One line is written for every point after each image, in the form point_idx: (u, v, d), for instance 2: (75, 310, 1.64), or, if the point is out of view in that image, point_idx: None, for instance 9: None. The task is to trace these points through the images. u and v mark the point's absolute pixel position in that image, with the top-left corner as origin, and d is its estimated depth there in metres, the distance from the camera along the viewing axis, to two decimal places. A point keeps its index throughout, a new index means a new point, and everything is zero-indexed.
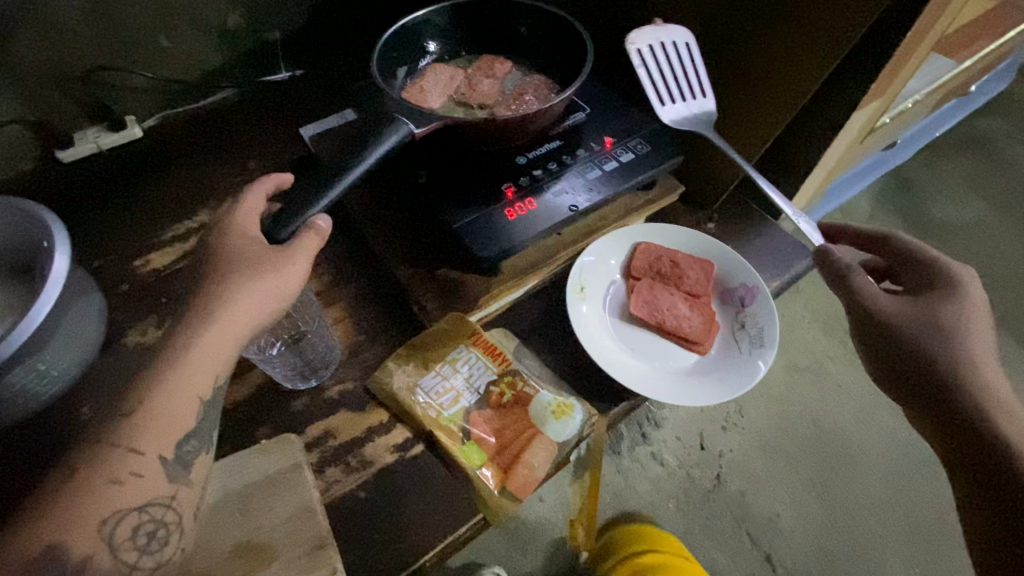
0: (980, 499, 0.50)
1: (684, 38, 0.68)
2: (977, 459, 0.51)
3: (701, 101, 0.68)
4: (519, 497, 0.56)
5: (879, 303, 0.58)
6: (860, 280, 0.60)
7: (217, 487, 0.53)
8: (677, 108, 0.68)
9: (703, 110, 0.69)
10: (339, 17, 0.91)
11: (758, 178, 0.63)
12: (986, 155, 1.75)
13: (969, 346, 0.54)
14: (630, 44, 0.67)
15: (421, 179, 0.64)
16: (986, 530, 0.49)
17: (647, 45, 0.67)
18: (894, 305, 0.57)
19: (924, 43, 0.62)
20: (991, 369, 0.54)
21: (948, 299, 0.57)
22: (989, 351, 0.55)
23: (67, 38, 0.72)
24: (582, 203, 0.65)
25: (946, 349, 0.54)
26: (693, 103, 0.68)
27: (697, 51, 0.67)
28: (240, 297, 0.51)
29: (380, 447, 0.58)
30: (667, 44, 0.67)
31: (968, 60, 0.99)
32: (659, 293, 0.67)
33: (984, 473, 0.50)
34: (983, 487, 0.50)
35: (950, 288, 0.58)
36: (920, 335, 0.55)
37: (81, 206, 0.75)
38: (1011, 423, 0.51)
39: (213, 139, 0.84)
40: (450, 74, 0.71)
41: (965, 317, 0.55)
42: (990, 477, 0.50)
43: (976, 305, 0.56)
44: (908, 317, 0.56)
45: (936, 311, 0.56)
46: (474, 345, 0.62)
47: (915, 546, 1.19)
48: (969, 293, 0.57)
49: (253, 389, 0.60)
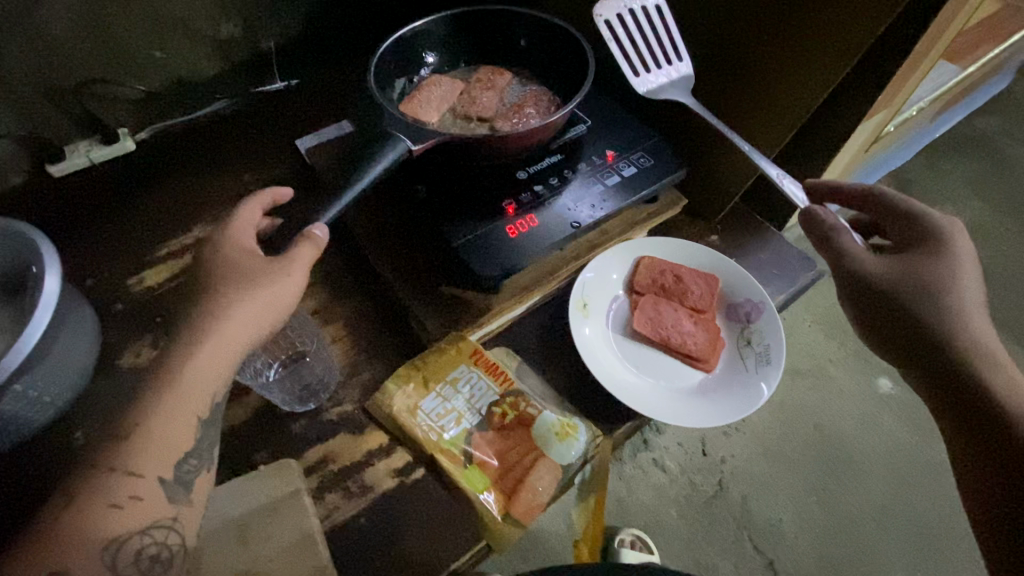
0: (975, 452, 0.50)
1: (652, 1, 0.65)
2: (968, 419, 0.51)
3: (677, 65, 0.66)
4: (523, 523, 0.54)
5: (867, 265, 0.55)
6: (848, 244, 0.56)
7: (214, 516, 0.52)
8: (654, 77, 0.66)
9: (680, 75, 0.67)
10: (335, 24, 0.90)
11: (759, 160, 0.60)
12: (987, 155, 1.74)
13: (957, 303, 0.53)
14: (597, 15, 0.65)
15: (420, 194, 0.63)
16: (981, 487, 0.50)
17: (615, 15, 0.65)
18: (883, 267, 0.55)
19: (933, 53, 0.61)
20: (977, 322, 0.53)
21: (934, 255, 0.54)
22: (976, 303, 0.53)
23: (57, 51, 0.70)
24: (585, 219, 0.64)
25: (936, 310, 0.52)
26: (668, 69, 0.66)
27: (666, 13, 0.65)
28: (235, 315, 0.49)
29: (380, 471, 0.57)
30: (636, 11, 0.65)
31: (971, 65, 0.98)
32: (663, 309, 0.66)
33: (976, 434, 0.50)
34: (977, 450, 0.50)
35: (937, 242, 0.55)
36: (909, 299, 0.53)
37: (74, 223, 0.74)
38: (999, 378, 0.51)
39: (208, 153, 0.82)
40: (449, 85, 0.70)
41: (953, 274, 0.53)
42: (983, 429, 0.50)
43: (962, 258, 0.54)
44: (898, 280, 0.54)
45: (923, 270, 0.54)
46: (474, 364, 0.61)
47: (918, 550, 1.18)
48: (956, 245, 0.54)
49: (250, 412, 0.59)
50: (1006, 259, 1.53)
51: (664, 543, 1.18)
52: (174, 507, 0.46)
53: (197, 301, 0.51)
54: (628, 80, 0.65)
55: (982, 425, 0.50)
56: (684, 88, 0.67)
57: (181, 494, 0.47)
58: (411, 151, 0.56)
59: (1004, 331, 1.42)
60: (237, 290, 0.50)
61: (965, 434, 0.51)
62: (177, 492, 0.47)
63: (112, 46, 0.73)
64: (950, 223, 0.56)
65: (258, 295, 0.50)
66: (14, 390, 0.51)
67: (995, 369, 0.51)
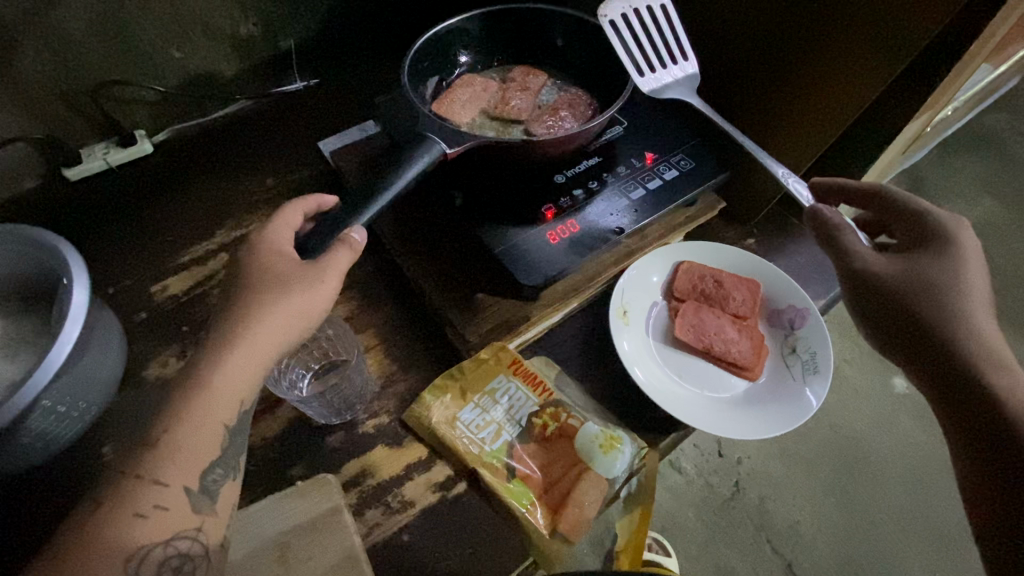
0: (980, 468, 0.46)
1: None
2: (972, 424, 0.47)
3: (682, 65, 0.66)
4: (571, 539, 0.53)
5: (872, 265, 0.52)
6: (852, 241, 0.53)
7: (251, 535, 0.50)
8: (659, 76, 0.64)
9: (685, 75, 0.66)
10: (355, 23, 0.87)
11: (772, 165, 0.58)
12: (1000, 153, 1.73)
13: (963, 304, 0.50)
14: (602, 15, 0.63)
15: (457, 201, 0.61)
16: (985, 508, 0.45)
17: (620, 14, 0.63)
18: (887, 266, 0.52)
19: (983, 52, 0.58)
20: (983, 324, 0.50)
21: (939, 255, 0.51)
22: (983, 305, 0.50)
23: (74, 51, 0.68)
24: (627, 224, 0.62)
25: (941, 310, 0.49)
26: (673, 69, 0.65)
27: (671, 11, 0.64)
28: (269, 322, 0.47)
29: (420, 486, 0.55)
30: (642, 10, 0.63)
31: (1000, 61, 0.96)
32: (704, 316, 0.65)
33: (979, 440, 0.46)
34: (983, 457, 0.46)
35: (945, 243, 0.52)
36: (915, 299, 0.50)
37: (93, 227, 0.71)
38: (1007, 382, 0.47)
39: (228, 156, 0.79)
40: (483, 86, 0.68)
41: (960, 274, 0.51)
42: (993, 445, 0.45)
43: (968, 258, 0.51)
44: (902, 279, 0.51)
45: (930, 271, 0.51)
46: (513, 374, 0.59)
47: (936, 551, 1.16)
48: (963, 247, 0.52)
49: (285, 426, 0.57)
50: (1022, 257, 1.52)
51: (682, 545, 1.16)
52: (199, 516, 0.44)
53: (231, 306, 0.48)
54: (633, 80, 0.63)
55: (988, 431, 0.46)
56: (689, 87, 0.66)
57: (206, 503, 0.44)
58: (445, 155, 0.54)
59: (1023, 331, 1.41)
60: (271, 295, 0.47)
61: (972, 440, 0.47)
62: (204, 501, 0.44)
63: (131, 46, 0.71)
64: (956, 222, 0.53)
65: (293, 301, 0.48)
66: (42, 407, 0.49)
67: (999, 373, 0.47)
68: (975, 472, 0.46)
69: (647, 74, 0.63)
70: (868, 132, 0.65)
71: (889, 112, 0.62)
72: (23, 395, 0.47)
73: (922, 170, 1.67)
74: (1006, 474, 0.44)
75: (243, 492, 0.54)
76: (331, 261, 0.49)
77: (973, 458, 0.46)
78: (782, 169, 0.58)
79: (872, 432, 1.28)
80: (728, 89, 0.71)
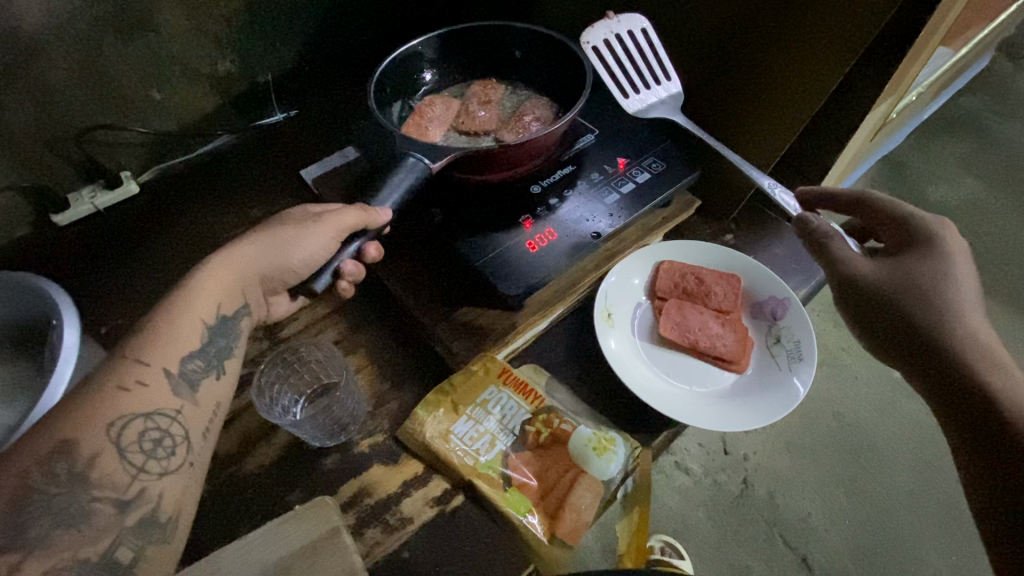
0: (983, 476, 0.44)
1: (639, 24, 0.67)
2: (970, 429, 0.46)
3: (666, 85, 0.68)
4: (570, 543, 0.53)
5: (859, 269, 0.52)
6: (840, 247, 0.54)
7: (252, 564, 0.49)
8: (644, 97, 0.67)
9: (669, 94, 0.69)
10: (332, 53, 0.89)
11: (722, 150, 0.62)
12: (977, 132, 1.76)
13: (954, 304, 0.49)
14: (584, 42, 0.66)
15: (437, 218, 0.64)
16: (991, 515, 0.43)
17: (602, 40, 0.67)
18: (876, 270, 0.52)
19: (936, 37, 0.60)
20: (975, 323, 0.49)
21: (925, 256, 0.51)
22: (975, 304, 0.50)
23: (56, 99, 0.69)
24: (604, 228, 0.64)
25: (932, 311, 0.49)
26: (657, 89, 0.68)
27: (653, 35, 0.67)
28: (259, 246, 0.54)
29: (418, 502, 0.55)
30: (622, 35, 0.67)
31: (960, 46, 0.98)
32: (688, 312, 0.66)
33: (981, 443, 0.45)
34: (987, 468, 0.44)
35: (930, 245, 0.52)
36: (904, 300, 0.50)
37: (82, 270, 0.72)
38: (1001, 380, 0.45)
39: (215, 189, 0.81)
40: (446, 104, 0.71)
41: (949, 274, 0.50)
42: (995, 451, 0.44)
43: (956, 259, 0.51)
44: (888, 280, 0.51)
45: (917, 272, 0.50)
46: (504, 383, 0.60)
47: (949, 533, 1.16)
48: (948, 247, 0.51)
49: (282, 451, 0.58)
50: (1007, 234, 1.54)
51: (695, 547, 1.14)
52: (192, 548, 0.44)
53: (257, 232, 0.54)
54: (618, 101, 0.66)
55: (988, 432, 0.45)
56: (674, 106, 0.68)
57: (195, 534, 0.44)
58: (431, 169, 0.55)
59: (1014, 307, 1.42)
60: (297, 226, 0.54)
61: (970, 443, 0.45)
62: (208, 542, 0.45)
63: (113, 89, 0.73)
64: (940, 224, 0.53)
65: (290, 233, 0.54)
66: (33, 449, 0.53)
67: (992, 371, 0.46)
68: (978, 482, 0.45)
69: (631, 95, 0.66)
70: (831, 123, 0.67)
71: (851, 101, 0.63)
72: (23, 424, 0.54)
73: (901, 154, 1.69)
74: (1010, 481, 0.43)
75: (242, 519, 0.54)
76: (335, 216, 0.54)
77: (975, 468, 0.45)
78: (767, 180, 0.60)
79: (875, 418, 1.28)
80: (694, 91, 0.73)
